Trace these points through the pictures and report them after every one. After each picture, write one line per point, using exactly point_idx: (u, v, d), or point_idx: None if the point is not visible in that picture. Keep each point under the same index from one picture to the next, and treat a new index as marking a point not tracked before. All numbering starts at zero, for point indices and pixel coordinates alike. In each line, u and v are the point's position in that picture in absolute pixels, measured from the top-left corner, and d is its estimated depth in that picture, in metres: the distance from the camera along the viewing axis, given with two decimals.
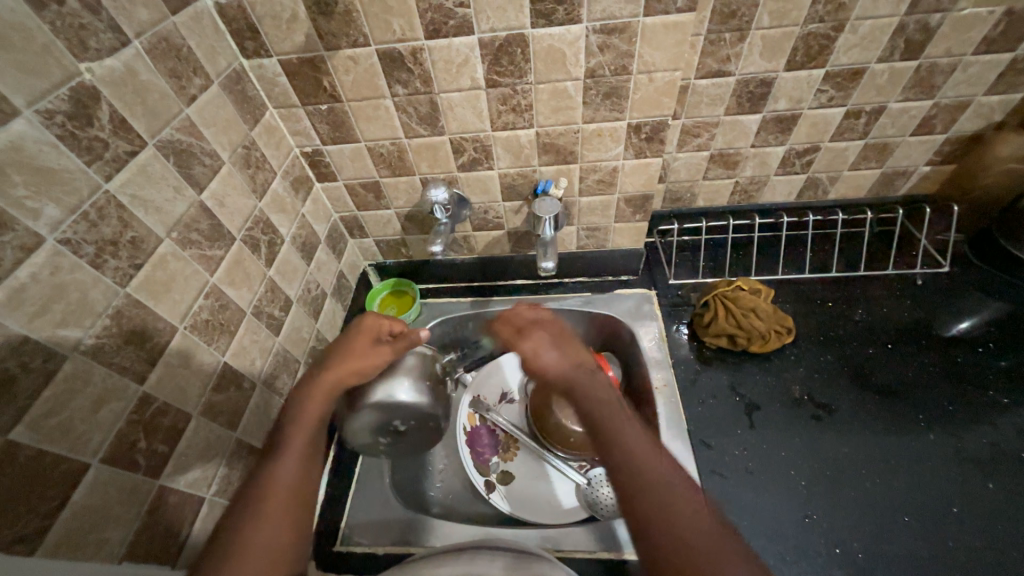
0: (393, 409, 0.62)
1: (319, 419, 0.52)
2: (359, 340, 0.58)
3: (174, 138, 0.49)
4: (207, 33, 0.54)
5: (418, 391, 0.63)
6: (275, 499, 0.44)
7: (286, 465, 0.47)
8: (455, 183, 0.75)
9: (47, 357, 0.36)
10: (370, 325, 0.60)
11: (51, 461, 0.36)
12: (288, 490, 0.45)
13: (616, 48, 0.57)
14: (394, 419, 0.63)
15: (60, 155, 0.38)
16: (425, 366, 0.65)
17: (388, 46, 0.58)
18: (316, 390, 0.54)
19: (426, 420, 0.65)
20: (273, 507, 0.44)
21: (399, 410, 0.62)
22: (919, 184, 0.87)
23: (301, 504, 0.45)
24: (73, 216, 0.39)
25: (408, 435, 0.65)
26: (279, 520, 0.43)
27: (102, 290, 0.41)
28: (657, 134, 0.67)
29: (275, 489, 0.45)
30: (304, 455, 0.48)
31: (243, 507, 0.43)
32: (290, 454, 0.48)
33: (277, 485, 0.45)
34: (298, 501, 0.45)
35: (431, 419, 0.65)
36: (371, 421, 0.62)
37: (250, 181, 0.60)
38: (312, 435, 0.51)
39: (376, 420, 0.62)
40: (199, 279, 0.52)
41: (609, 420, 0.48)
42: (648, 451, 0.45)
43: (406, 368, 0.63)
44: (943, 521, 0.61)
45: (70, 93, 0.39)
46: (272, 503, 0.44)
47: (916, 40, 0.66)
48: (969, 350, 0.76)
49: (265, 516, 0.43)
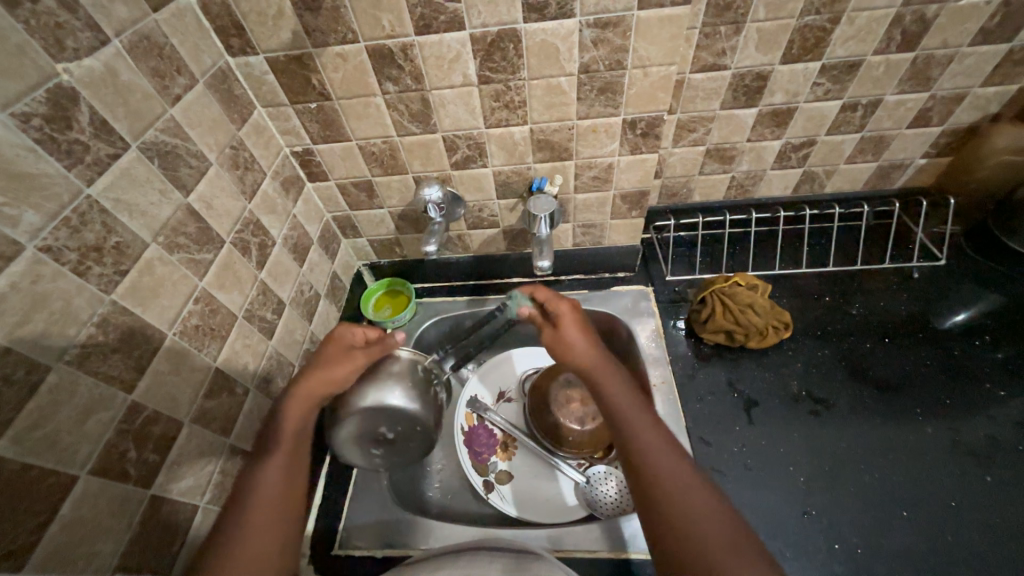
0: (380, 415, 0.60)
1: (300, 429, 0.53)
2: (332, 351, 0.59)
3: (158, 140, 0.47)
4: (191, 30, 0.53)
5: (405, 396, 0.61)
6: (256, 511, 0.45)
7: (268, 476, 0.47)
8: (449, 181, 0.74)
9: (30, 369, 0.35)
10: (343, 336, 0.60)
11: (38, 475, 0.35)
12: (270, 501, 0.46)
13: (610, 43, 0.56)
14: (381, 426, 0.61)
15: (38, 159, 0.37)
16: (411, 370, 0.63)
17: (377, 42, 0.57)
18: (295, 403, 0.54)
19: (415, 424, 0.62)
20: (258, 518, 0.44)
21: (385, 415, 0.60)
22: (915, 177, 0.86)
23: (285, 513, 0.46)
24: (54, 222, 0.38)
25: (399, 442, 0.63)
26: (266, 529, 0.44)
27: (86, 298, 0.40)
28: (653, 129, 0.66)
29: (258, 501, 0.45)
30: (286, 464, 0.49)
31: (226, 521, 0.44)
32: (271, 466, 0.48)
33: (260, 497, 0.46)
34: (282, 509, 0.46)
35: (419, 424, 0.62)
36: (358, 430, 0.60)
37: (239, 182, 0.59)
38: (294, 445, 0.51)
39: (364, 428, 0.60)
40: (188, 284, 0.50)
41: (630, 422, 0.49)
42: (663, 448, 0.46)
43: (387, 374, 0.61)
44: (941, 515, 0.61)
45: (47, 95, 0.38)
46: (256, 514, 0.45)
47: (913, 31, 0.65)
48: (965, 342, 0.76)
49: (249, 526, 0.44)
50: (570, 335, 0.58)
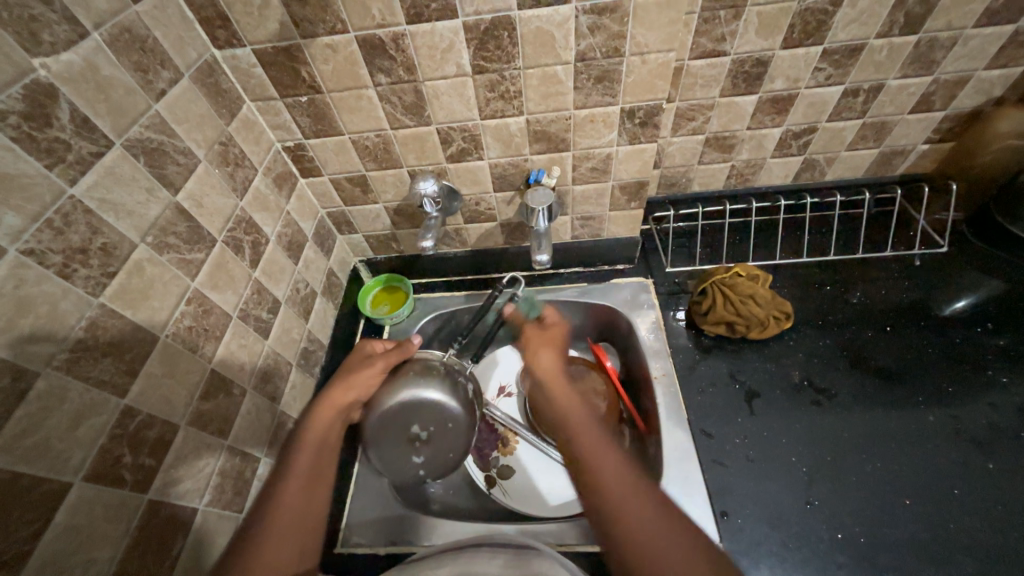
0: (413, 410, 0.66)
1: (324, 437, 0.55)
2: (353, 360, 0.64)
3: (143, 137, 0.46)
4: (174, 22, 0.51)
5: (434, 390, 0.67)
6: (279, 519, 0.46)
7: (292, 483, 0.49)
8: (444, 175, 0.72)
9: (17, 375, 0.34)
10: (364, 347, 0.66)
11: (29, 483, 0.34)
12: (296, 508, 0.48)
13: (607, 29, 0.55)
14: (414, 426, 0.66)
15: (17, 159, 0.35)
16: (433, 370, 0.69)
17: (367, 32, 0.55)
18: (321, 413, 0.57)
19: (443, 415, 0.67)
20: (279, 525, 0.46)
21: (418, 410, 0.66)
22: (917, 163, 0.86)
23: (308, 521, 0.48)
24: (36, 224, 0.37)
25: (435, 441, 0.66)
26: (286, 537, 0.45)
27: (73, 302, 0.39)
28: (651, 118, 0.65)
29: (285, 510, 0.47)
30: (310, 473, 0.51)
31: (251, 524, 0.46)
32: (296, 475, 0.50)
33: (285, 506, 0.48)
34: (304, 522, 0.47)
35: (448, 420, 0.67)
36: (390, 426, 0.65)
37: (230, 179, 0.58)
38: (318, 454, 0.53)
39: (397, 428, 0.65)
40: (179, 285, 0.49)
41: (583, 432, 0.52)
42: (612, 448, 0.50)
43: (412, 373, 0.67)
44: (943, 503, 0.61)
45: (25, 91, 0.36)
46: (281, 519, 0.46)
47: (916, 13, 0.64)
48: (966, 329, 0.75)
49: (274, 533, 0.45)
50: (536, 349, 0.65)
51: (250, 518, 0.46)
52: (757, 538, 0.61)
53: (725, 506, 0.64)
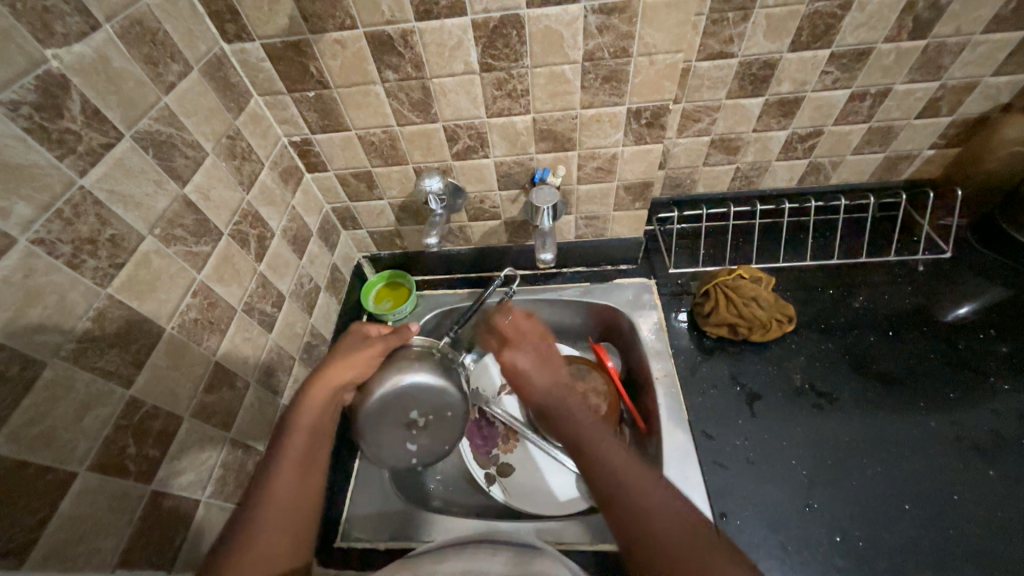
0: (412, 396, 0.67)
1: (316, 422, 0.55)
2: (349, 341, 0.63)
3: (152, 129, 0.46)
4: (184, 16, 0.51)
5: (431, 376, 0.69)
6: (273, 505, 0.47)
7: (284, 469, 0.49)
8: (450, 172, 0.73)
9: (25, 365, 0.34)
10: (360, 330, 0.65)
11: (35, 471, 0.35)
12: (289, 495, 0.48)
13: (616, 29, 0.55)
14: (412, 411, 0.67)
15: (28, 149, 0.36)
16: (429, 356, 0.70)
17: (377, 28, 0.55)
18: (316, 394, 0.57)
19: (440, 402, 0.69)
20: (272, 511, 0.46)
21: (416, 395, 0.68)
22: (922, 168, 0.85)
23: (302, 507, 0.48)
24: (46, 214, 0.37)
25: (432, 427, 0.68)
26: (280, 523, 0.46)
27: (81, 292, 0.39)
28: (658, 119, 0.65)
29: (280, 497, 0.47)
30: (304, 460, 0.51)
31: (247, 508, 0.46)
32: (290, 459, 0.51)
33: (278, 492, 0.48)
34: (298, 509, 0.48)
35: (448, 408, 0.69)
36: (388, 412, 0.66)
37: (236, 172, 0.58)
38: (311, 439, 0.53)
39: (395, 413, 0.67)
40: (186, 277, 0.50)
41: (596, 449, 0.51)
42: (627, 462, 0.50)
43: (410, 358, 0.68)
44: (944, 510, 0.61)
45: (37, 82, 0.36)
46: (275, 505, 0.47)
47: (925, 18, 0.64)
48: (970, 336, 0.75)
49: (270, 523, 0.46)
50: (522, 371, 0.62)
51: (245, 502, 0.47)
52: (755, 540, 0.61)
53: (725, 508, 0.64)
